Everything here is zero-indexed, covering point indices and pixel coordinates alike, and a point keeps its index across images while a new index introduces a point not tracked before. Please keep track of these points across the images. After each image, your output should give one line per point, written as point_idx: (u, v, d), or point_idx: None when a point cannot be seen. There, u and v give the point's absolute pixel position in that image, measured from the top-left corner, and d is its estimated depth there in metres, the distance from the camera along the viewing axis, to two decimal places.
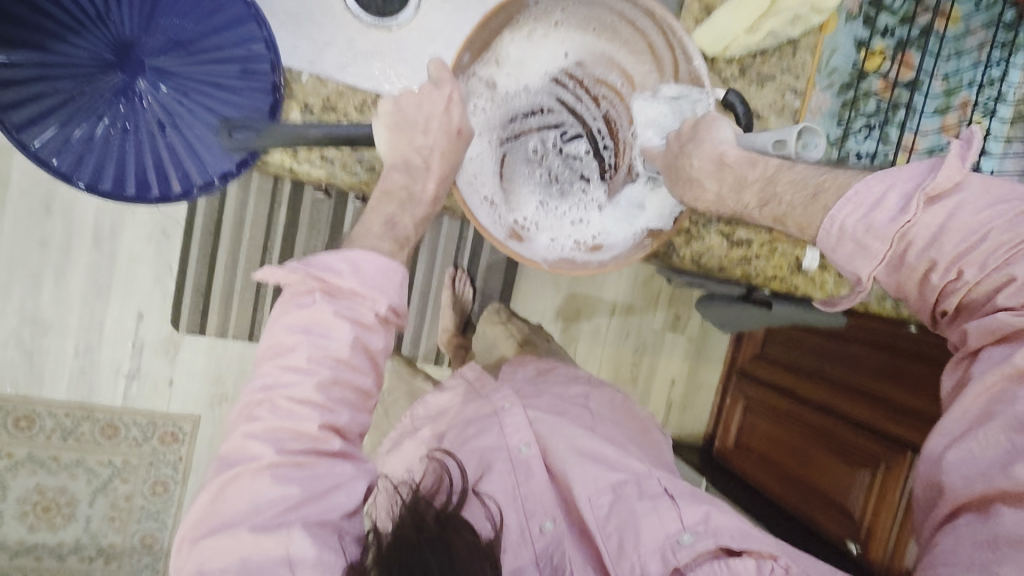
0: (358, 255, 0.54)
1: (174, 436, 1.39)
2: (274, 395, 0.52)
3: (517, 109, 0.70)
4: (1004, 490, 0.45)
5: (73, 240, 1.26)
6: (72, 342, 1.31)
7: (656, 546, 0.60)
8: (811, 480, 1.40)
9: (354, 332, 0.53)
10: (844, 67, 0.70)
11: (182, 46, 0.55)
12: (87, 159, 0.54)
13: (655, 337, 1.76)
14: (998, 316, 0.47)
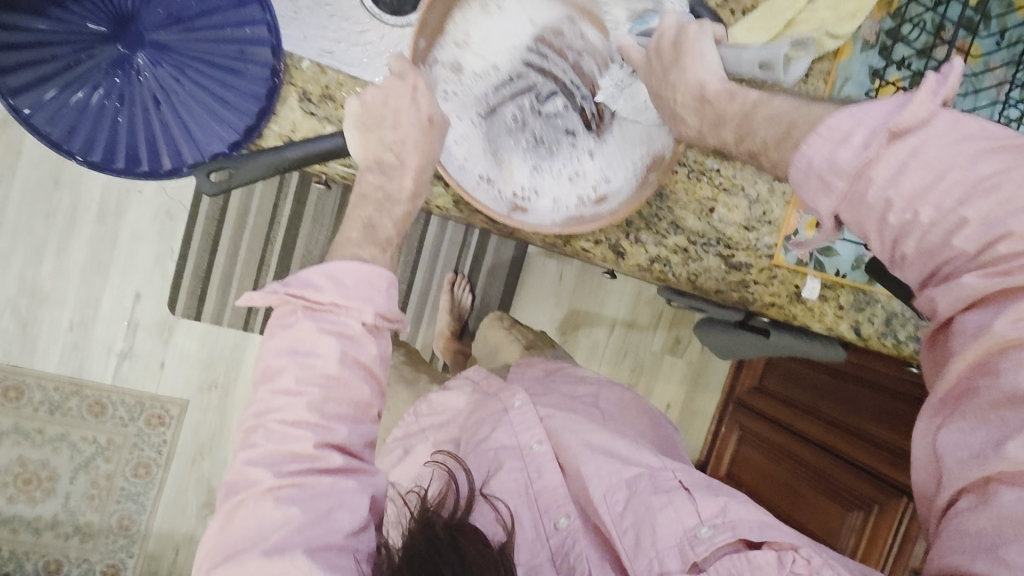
0: (338, 266, 0.53)
1: (160, 419, 1.38)
2: (265, 420, 0.50)
3: (490, 77, 0.65)
4: (1001, 471, 0.40)
5: (78, 214, 1.27)
6: (67, 316, 1.31)
7: (674, 541, 0.56)
8: (798, 519, 1.38)
9: (342, 346, 0.51)
10: (857, 95, 0.69)
11: (181, 20, 0.53)
12: (77, 126, 0.52)
13: (654, 359, 1.73)
14: (969, 277, 0.42)
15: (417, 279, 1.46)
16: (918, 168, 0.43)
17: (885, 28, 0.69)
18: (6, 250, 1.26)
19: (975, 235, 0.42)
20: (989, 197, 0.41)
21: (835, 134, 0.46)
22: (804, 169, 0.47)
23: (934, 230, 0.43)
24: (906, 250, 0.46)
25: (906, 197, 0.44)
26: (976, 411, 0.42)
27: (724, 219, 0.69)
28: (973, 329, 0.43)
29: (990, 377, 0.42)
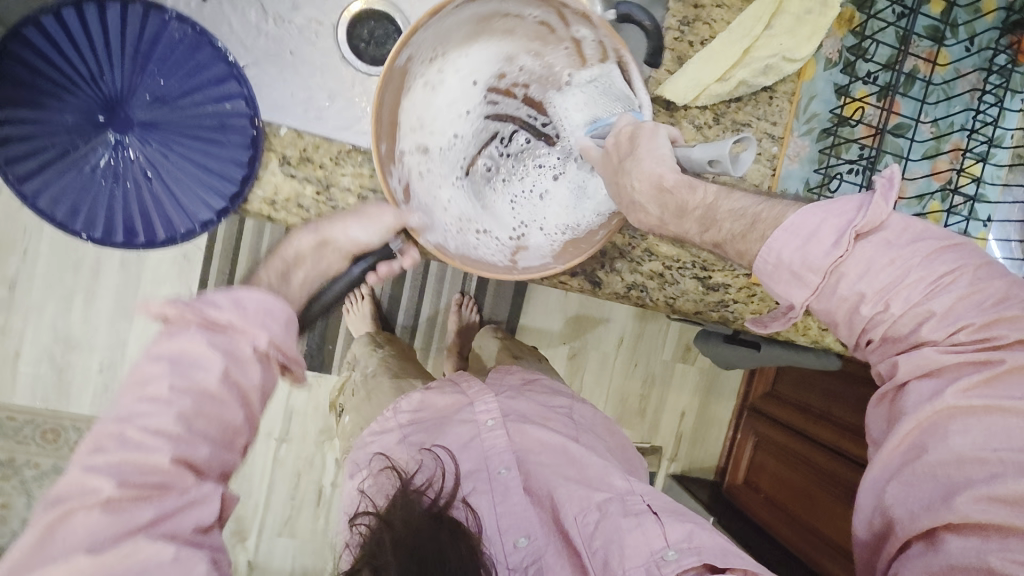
0: (241, 287, 0.46)
1: (55, 433, 1.38)
2: (120, 428, 0.40)
3: (456, 146, 0.69)
4: (950, 521, 0.46)
5: (103, 263, 1.35)
6: (98, 360, 1.38)
7: (642, 562, 0.55)
8: (817, 526, 1.34)
9: (226, 366, 0.43)
10: (824, 112, 0.71)
11: (165, 105, 0.55)
12: (65, 214, 0.54)
13: (665, 367, 1.73)
14: (930, 351, 0.48)
15: (424, 305, 1.50)
16: (882, 268, 0.49)
17: (849, 45, 0.70)
18: (38, 301, 1.34)
19: (937, 327, 0.48)
20: (944, 295, 0.48)
21: (802, 231, 0.50)
22: (774, 262, 0.51)
23: (903, 318, 0.49)
24: (872, 336, 0.51)
25: (878, 291, 0.49)
26: (927, 469, 0.48)
27: None
28: (928, 393, 0.49)
29: (938, 439, 0.48)
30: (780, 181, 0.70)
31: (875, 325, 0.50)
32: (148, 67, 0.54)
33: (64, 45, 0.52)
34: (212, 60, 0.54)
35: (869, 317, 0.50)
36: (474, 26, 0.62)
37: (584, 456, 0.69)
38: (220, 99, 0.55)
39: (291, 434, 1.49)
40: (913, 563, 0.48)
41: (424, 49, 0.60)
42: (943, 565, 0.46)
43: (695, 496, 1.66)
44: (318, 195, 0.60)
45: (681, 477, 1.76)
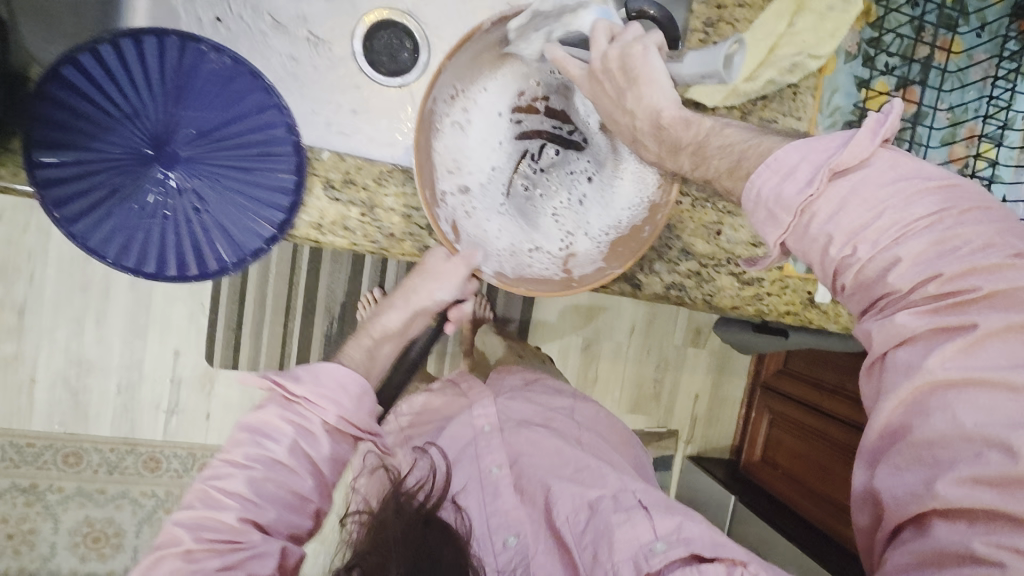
0: (321, 366, 0.60)
1: (77, 457, 1.37)
2: (207, 486, 0.54)
3: (497, 178, 0.69)
4: (936, 507, 0.39)
5: (112, 284, 1.33)
6: (115, 381, 1.37)
7: (630, 554, 0.58)
8: (833, 497, 1.40)
9: (295, 434, 0.56)
10: (846, 106, 0.71)
11: (207, 136, 0.55)
12: (117, 252, 0.54)
13: (677, 352, 1.76)
14: (903, 316, 0.41)
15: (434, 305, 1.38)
16: (856, 206, 0.42)
17: (867, 38, 0.70)
18: (49, 325, 1.32)
19: (907, 274, 0.41)
20: (921, 236, 0.41)
21: (782, 168, 0.46)
22: (753, 201, 0.47)
23: (872, 263, 0.42)
24: (845, 282, 0.44)
25: (846, 232, 0.43)
26: (913, 452, 0.41)
27: (732, 239, 0.71)
28: (905, 365, 0.41)
29: (922, 418, 0.40)
30: None
31: (844, 271, 0.44)
32: (188, 100, 0.54)
33: (104, 83, 0.51)
34: (253, 90, 0.54)
35: (836, 260, 0.44)
36: (485, 59, 0.63)
37: (571, 455, 0.72)
38: (262, 126, 0.55)
39: None
40: (902, 551, 0.41)
41: (446, 92, 0.61)
42: (932, 555, 0.39)
43: (710, 474, 1.70)
44: (363, 216, 0.60)
45: (697, 458, 1.80)
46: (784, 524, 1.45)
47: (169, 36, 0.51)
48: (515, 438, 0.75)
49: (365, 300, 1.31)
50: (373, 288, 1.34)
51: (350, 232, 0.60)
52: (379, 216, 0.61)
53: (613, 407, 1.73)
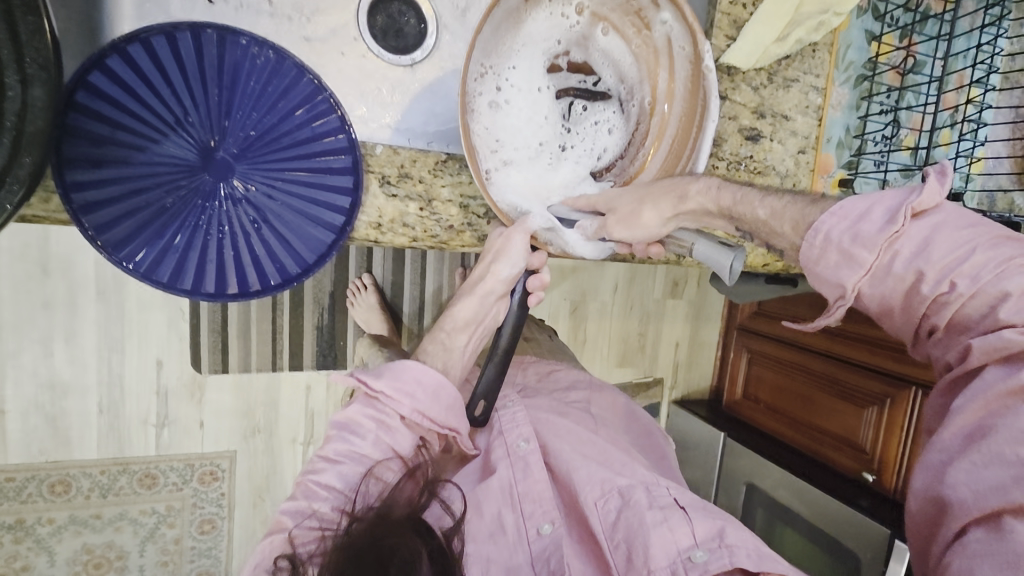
0: (401, 364, 0.61)
1: (65, 484, 1.21)
2: (306, 479, 0.58)
3: (538, 148, 0.64)
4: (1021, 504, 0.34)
5: (78, 298, 1.15)
6: (95, 400, 1.20)
7: (668, 562, 0.53)
8: (818, 423, 1.53)
9: (377, 430, 0.60)
10: (858, 60, 0.74)
11: (261, 137, 0.57)
12: (186, 260, 0.57)
13: (658, 305, 1.71)
14: (1006, 333, 0.38)
15: (427, 285, 1.29)
16: (943, 242, 0.41)
17: None
18: (9, 350, 1.13)
19: (1012, 309, 0.38)
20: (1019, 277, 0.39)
21: (856, 214, 0.45)
22: (820, 245, 0.46)
23: (972, 302, 0.40)
24: (936, 323, 0.42)
25: (938, 267, 0.41)
26: (995, 450, 0.36)
27: None
28: (1000, 378, 0.38)
29: (1007, 418, 0.37)
30: (826, 130, 0.74)
31: (941, 307, 0.41)
32: (233, 107, 0.55)
33: (149, 92, 0.52)
34: (298, 89, 0.55)
35: (930, 297, 0.41)
36: (505, 27, 0.59)
37: (602, 444, 0.70)
38: (312, 121, 0.56)
39: (318, 436, 1.39)
40: (975, 556, 0.35)
41: (473, 66, 0.57)
42: (1009, 560, 0.33)
43: (696, 414, 1.76)
44: (421, 211, 0.63)
45: (681, 401, 1.84)
46: (776, 451, 1.57)
47: (206, 31, 0.50)
48: (546, 426, 0.73)
49: (354, 287, 1.24)
50: (361, 275, 1.25)
51: (409, 229, 0.63)
52: (435, 211, 0.64)
53: (602, 364, 1.66)
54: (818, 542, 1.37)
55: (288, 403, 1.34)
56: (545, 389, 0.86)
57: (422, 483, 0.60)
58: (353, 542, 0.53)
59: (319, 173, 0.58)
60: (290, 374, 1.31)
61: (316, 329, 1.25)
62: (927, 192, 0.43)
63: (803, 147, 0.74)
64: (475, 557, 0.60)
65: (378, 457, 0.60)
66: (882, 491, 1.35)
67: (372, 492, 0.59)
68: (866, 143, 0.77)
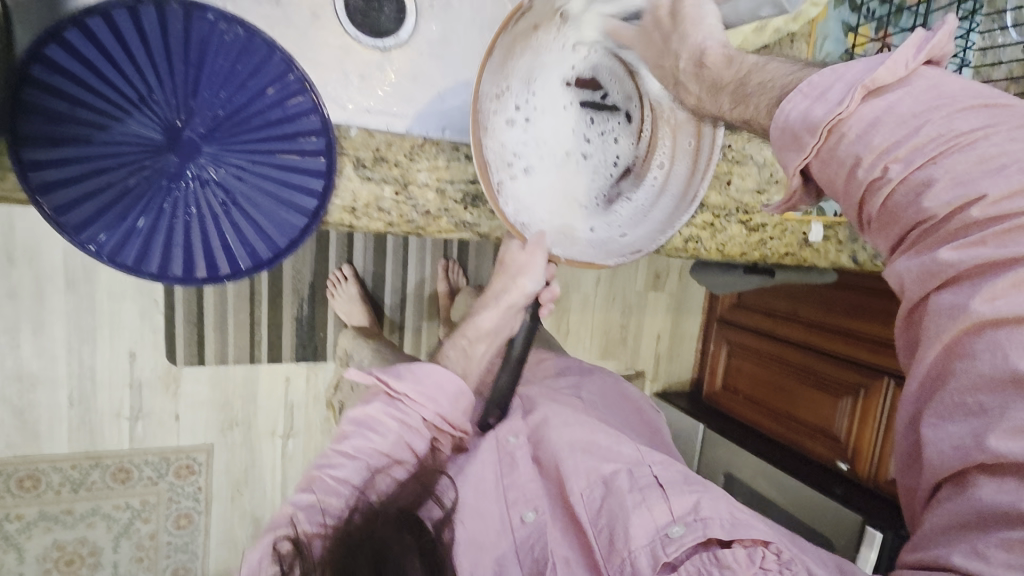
0: (424, 366, 0.61)
1: (34, 479, 1.18)
2: (321, 473, 0.57)
3: (564, 160, 0.65)
4: (984, 462, 0.33)
5: (45, 288, 1.11)
6: (64, 393, 1.17)
7: (646, 539, 0.54)
8: (796, 413, 1.55)
9: (399, 431, 0.59)
10: (836, 51, 0.75)
11: (230, 117, 0.55)
12: (151, 243, 0.56)
13: (640, 298, 1.71)
14: (943, 252, 0.35)
15: (409, 277, 1.29)
16: (887, 123, 0.38)
17: None
18: None
19: (942, 197, 0.35)
20: (964, 154, 0.35)
21: (815, 91, 0.42)
22: (780, 127, 0.43)
23: (900, 188, 0.38)
24: (871, 211, 0.40)
25: (875, 151, 0.38)
26: (955, 400, 0.35)
27: (740, 189, 0.74)
28: (949, 308, 0.35)
29: (966, 361, 0.34)
30: None
31: (875, 193, 0.39)
32: (203, 86, 0.54)
33: (112, 69, 0.51)
34: (270, 66, 0.53)
35: (864, 184, 0.39)
36: (520, 51, 0.59)
37: (587, 429, 0.69)
38: (283, 101, 0.55)
39: (297, 428, 1.37)
40: (943, 511, 0.35)
41: (495, 83, 0.58)
42: (972, 516, 0.33)
43: (675, 406, 1.77)
44: (397, 195, 0.62)
45: (663, 394, 1.84)
46: (754, 441, 1.59)
47: (170, 5, 0.49)
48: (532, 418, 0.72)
49: (333, 279, 1.22)
50: (341, 266, 1.23)
51: (384, 215, 0.63)
52: (413, 196, 0.63)
53: (585, 356, 1.66)
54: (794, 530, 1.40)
55: (266, 396, 1.31)
56: (535, 376, 0.87)
57: (426, 482, 0.59)
58: (351, 536, 0.53)
59: (293, 156, 0.57)
60: (268, 366, 1.29)
61: (295, 320, 1.24)
62: (889, 64, 0.39)
63: None
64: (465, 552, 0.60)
65: (395, 456, 0.59)
66: (857, 479, 1.38)
67: (380, 486, 0.58)
68: None
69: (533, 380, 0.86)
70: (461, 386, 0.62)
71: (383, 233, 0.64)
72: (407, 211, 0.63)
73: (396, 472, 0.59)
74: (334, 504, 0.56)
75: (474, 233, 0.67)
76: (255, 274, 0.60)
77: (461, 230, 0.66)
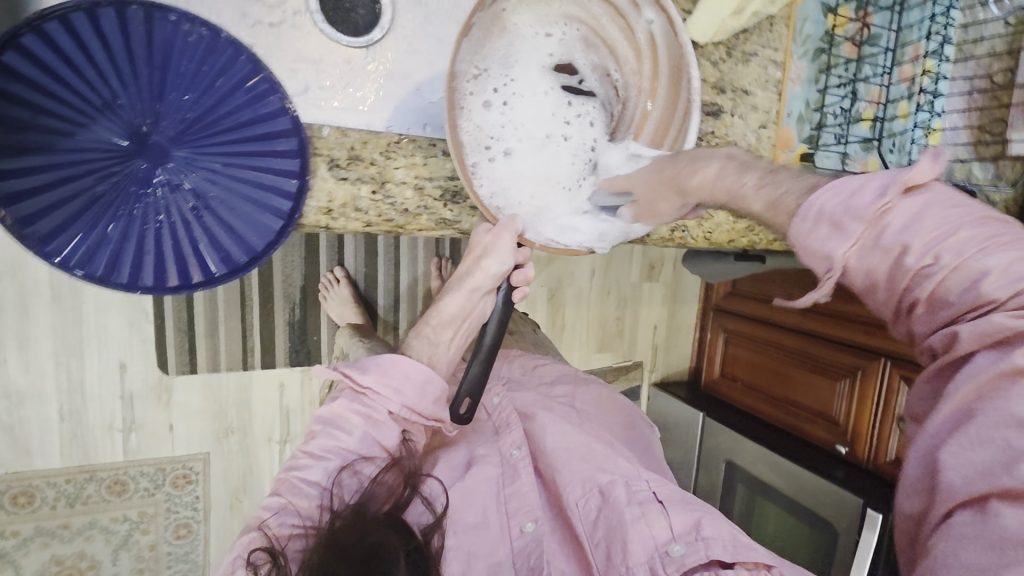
0: (387, 359, 0.61)
1: (29, 495, 1.17)
2: (291, 475, 0.58)
3: (544, 144, 0.64)
4: (1009, 488, 0.32)
5: (30, 302, 1.09)
6: (54, 408, 1.16)
7: (645, 557, 0.53)
8: (793, 398, 1.55)
9: (366, 428, 0.59)
10: (816, 33, 0.74)
11: (198, 120, 0.55)
12: (123, 250, 0.55)
13: (634, 289, 1.70)
14: (994, 317, 0.34)
15: (402, 278, 1.28)
16: (931, 217, 0.36)
17: None
18: None
19: (996, 285, 0.34)
20: (1004, 251, 0.34)
21: (846, 187, 0.40)
22: (812, 219, 0.40)
23: (952, 276, 0.35)
24: (916, 297, 0.37)
25: (924, 240, 0.36)
26: (983, 434, 0.34)
27: None
28: (982, 364, 0.34)
29: (1001, 401, 0.33)
30: (785, 104, 0.74)
31: (920, 280, 0.36)
32: (169, 87, 0.53)
33: (72, 73, 0.50)
34: (236, 66, 0.52)
35: (909, 272, 0.37)
36: (492, 31, 0.59)
37: (584, 437, 0.68)
38: (252, 100, 0.54)
39: (294, 433, 1.36)
40: (960, 539, 0.33)
41: (468, 64, 0.58)
42: (994, 542, 0.32)
43: (674, 396, 1.76)
44: (375, 194, 0.61)
45: (661, 384, 1.84)
46: (752, 428, 1.59)
47: (130, 7, 0.47)
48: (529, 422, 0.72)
49: (325, 282, 1.21)
50: (332, 268, 1.22)
51: (361, 214, 0.62)
52: (389, 194, 0.62)
53: (581, 350, 1.65)
54: (797, 516, 1.40)
55: (261, 402, 1.31)
56: (530, 382, 0.85)
57: (405, 475, 0.60)
58: (337, 537, 0.53)
59: (265, 156, 0.56)
60: (262, 372, 1.28)
61: (288, 325, 1.23)
62: (921, 167, 0.38)
63: (764, 123, 0.74)
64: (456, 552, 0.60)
65: (364, 452, 0.59)
66: (856, 461, 1.38)
67: (352, 486, 0.58)
68: (826, 115, 0.76)
69: (530, 385, 0.85)
70: (430, 376, 0.62)
71: (362, 232, 0.64)
72: (384, 209, 0.62)
73: (367, 469, 0.59)
74: (305, 506, 0.56)
75: (456, 230, 0.66)
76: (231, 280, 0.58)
77: (443, 227, 0.66)
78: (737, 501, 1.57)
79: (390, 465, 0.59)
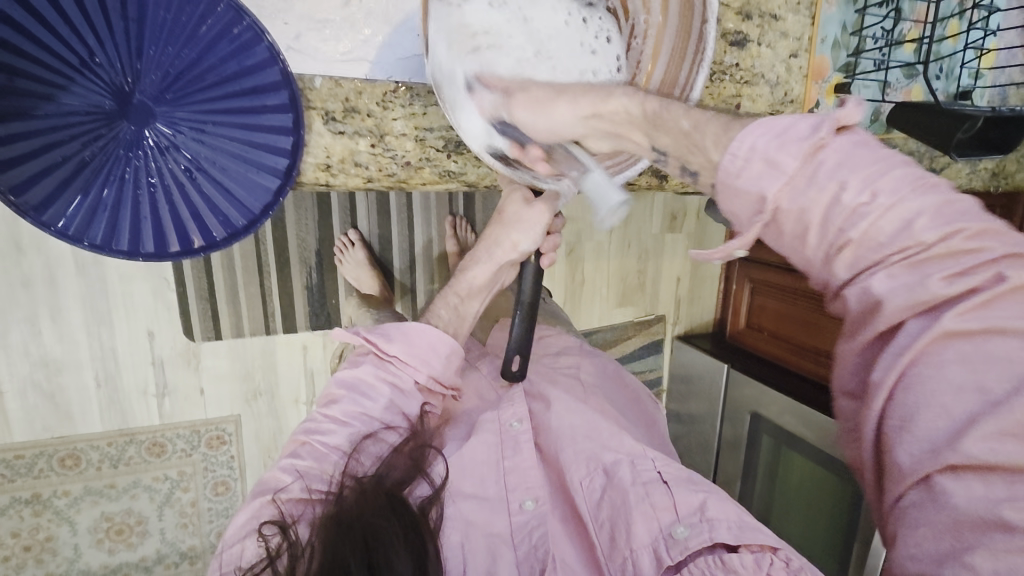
0: (411, 328, 0.64)
1: (75, 457, 1.22)
2: (312, 439, 0.59)
3: (562, 58, 0.54)
4: (954, 465, 0.30)
5: (57, 273, 1.11)
6: (90, 375, 1.19)
7: (648, 540, 0.52)
8: (820, 346, 1.51)
9: (391, 395, 0.62)
10: None
11: (180, 76, 0.55)
12: (119, 217, 0.58)
13: (656, 242, 1.65)
14: (937, 275, 0.32)
15: (417, 239, 1.26)
16: (863, 156, 0.34)
17: None
18: None
19: (932, 225, 0.32)
20: (930, 194, 0.33)
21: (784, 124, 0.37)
22: (743, 156, 0.37)
23: (887, 214, 0.33)
24: (847, 240, 0.34)
25: (863, 176, 0.34)
26: (918, 406, 0.32)
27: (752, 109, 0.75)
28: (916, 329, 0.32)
29: (933, 367, 0.32)
30: (820, 30, 0.76)
31: (854, 219, 0.34)
32: (149, 40, 0.53)
33: (44, 30, 0.50)
34: (214, 16, 0.51)
35: (847, 211, 0.34)
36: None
37: (590, 415, 0.66)
38: (237, 53, 0.54)
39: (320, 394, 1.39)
40: (916, 521, 0.31)
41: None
42: (953, 530, 0.30)
43: (698, 348, 1.73)
44: (374, 147, 0.62)
45: (685, 336, 1.81)
46: (779, 377, 1.56)
47: None
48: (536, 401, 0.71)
49: (340, 245, 1.20)
50: (346, 231, 1.20)
51: (362, 169, 0.62)
52: (391, 148, 0.62)
53: (602, 306, 1.63)
54: (824, 464, 1.38)
55: (286, 365, 1.33)
56: (536, 355, 0.84)
57: (419, 448, 0.59)
58: (340, 514, 0.52)
59: (256, 112, 0.57)
60: (285, 336, 1.29)
61: (306, 289, 1.23)
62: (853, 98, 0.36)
63: (795, 51, 0.76)
64: (455, 519, 0.58)
65: (387, 420, 0.61)
66: None
67: (373, 453, 0.58)
68: (865, 38, 0.79)
69: (534, 358, 0.84)
70: (453, 345, 0.65)
71: (363, 188, 0.64)
72: (386, 166, 0.63)
73: (389, 437, 0.60)
74: (326, 471, 0.57)
75: (462, 182, 0.67)
76: (229, 243, 0.62)
77: (448, 179, 0.66)
78: (763, 450, 1.56)
79: (410, 435, 0.59)
